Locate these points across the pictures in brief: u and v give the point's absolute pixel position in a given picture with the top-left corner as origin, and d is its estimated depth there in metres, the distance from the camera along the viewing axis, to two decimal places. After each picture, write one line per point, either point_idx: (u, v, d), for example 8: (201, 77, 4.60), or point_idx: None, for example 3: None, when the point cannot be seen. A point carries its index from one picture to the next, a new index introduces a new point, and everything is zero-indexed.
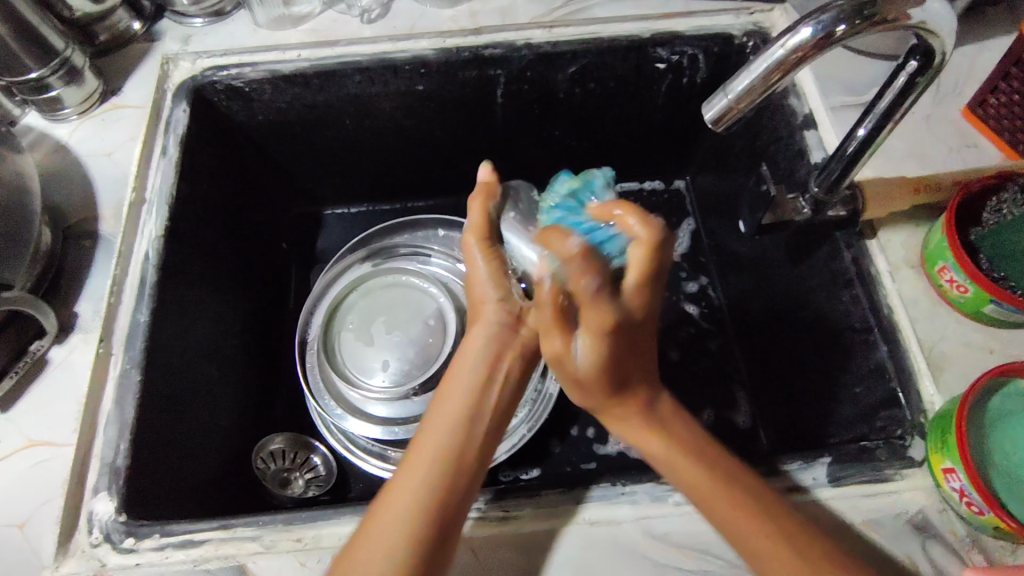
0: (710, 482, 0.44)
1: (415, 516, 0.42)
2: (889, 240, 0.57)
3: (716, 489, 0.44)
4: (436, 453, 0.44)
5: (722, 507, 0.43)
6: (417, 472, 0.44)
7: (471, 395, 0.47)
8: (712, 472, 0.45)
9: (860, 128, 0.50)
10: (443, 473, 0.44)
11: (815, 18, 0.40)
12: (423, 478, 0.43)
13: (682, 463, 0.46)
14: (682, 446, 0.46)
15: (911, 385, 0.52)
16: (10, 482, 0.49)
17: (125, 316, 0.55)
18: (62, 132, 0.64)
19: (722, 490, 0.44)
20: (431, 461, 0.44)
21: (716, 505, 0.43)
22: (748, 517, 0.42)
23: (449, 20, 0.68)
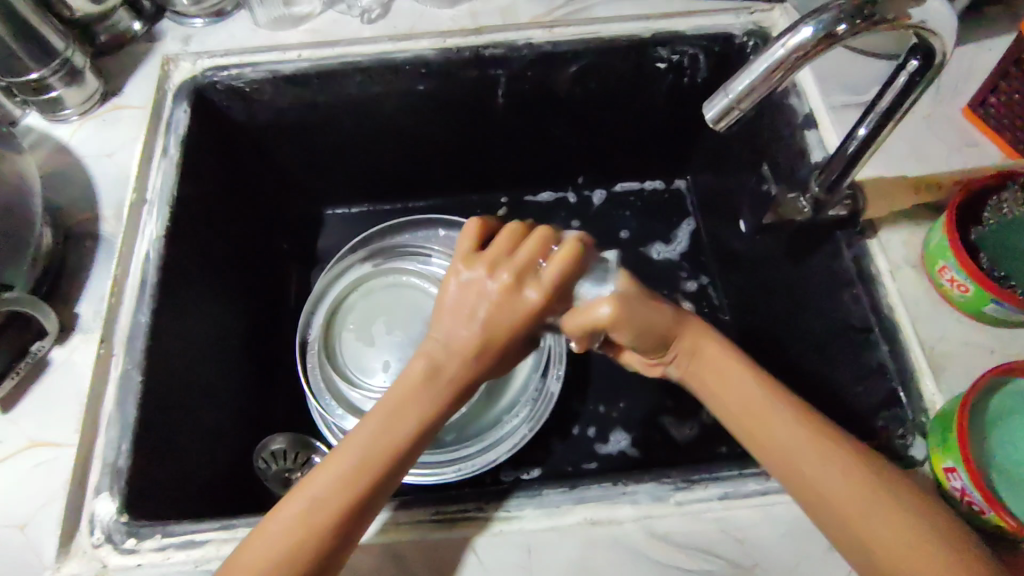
0: (787, 438, 0.44)
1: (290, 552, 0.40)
2: (889, 241, 0.57)
3: (786, 442, 0.44)
4: (300, 524, 0.41)
5: (795, 458, 0.43)
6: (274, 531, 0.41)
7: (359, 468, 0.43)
8: (763, 395, 0.46)
9: (861, 127, 0.50)
10: (332, 510, 0.41)
11: (815, 18, 0.40)
12: (324, 496, 0.42)
13: (762, 423, 0.45)
14: (728, 378, 0.47)
15: (912, 385, 0.52)
16: (12, 483, 0.49)
17: (126, 316, 0.55)
18: (63, 133, 0.64)
19: (767, 411, 0.45)
20: (341, 474, 0.42)
21: (767, 442, 0.44)
22: (816, 465, 0.42)
23: (450, 20, 0.68)
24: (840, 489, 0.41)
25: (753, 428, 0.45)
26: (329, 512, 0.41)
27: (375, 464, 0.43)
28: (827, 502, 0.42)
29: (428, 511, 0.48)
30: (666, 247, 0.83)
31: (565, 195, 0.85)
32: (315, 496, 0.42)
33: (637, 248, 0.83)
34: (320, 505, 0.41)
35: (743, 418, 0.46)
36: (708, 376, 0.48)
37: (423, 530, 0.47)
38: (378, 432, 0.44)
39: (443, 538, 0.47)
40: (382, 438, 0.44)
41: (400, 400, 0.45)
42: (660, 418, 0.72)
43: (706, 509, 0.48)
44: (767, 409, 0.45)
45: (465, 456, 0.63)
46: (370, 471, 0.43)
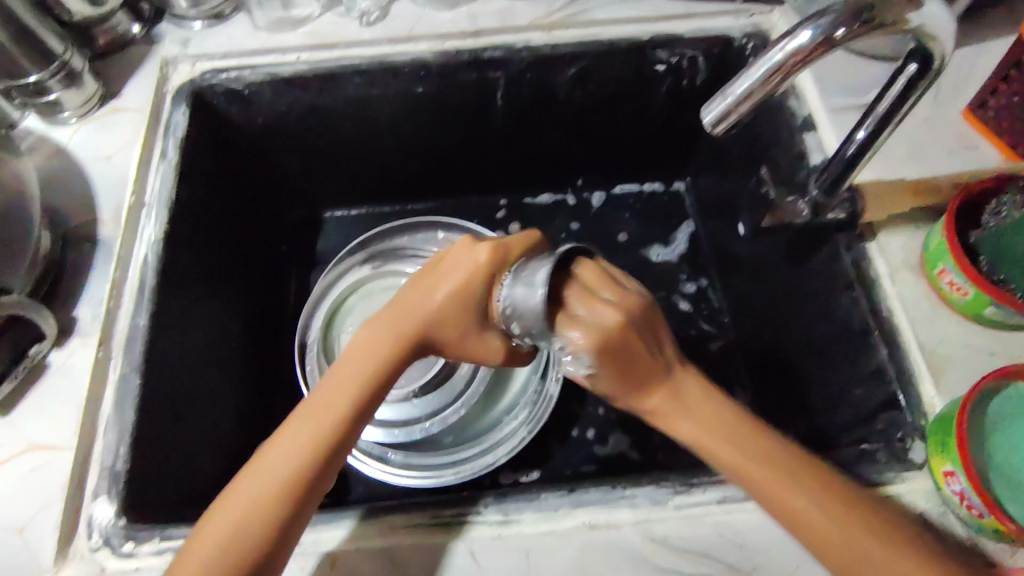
0: (735, 456, 0.42)
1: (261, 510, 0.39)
2: (889, 243, 0.57)
3: (752, 467, 0.41)
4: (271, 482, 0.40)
5: (767, 485, 0.41)
6: (242, 494, 0.39)
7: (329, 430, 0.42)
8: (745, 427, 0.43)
9: (859, 131, 0.50)
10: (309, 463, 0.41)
11: (813, 22, 0.40)
12: (265, 482, 0.40)
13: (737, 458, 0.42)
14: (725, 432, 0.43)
15: (911, 388, 0.52)
16: (9, 486, 0.49)
17: (124, 320, 0.55)
18: (61, 135, 0.64)
19: (764, 450, 0.41)
20: (290, 462, 0.40)
21: (732, 463, 0.42)
22: (768, 486, 0.41)
23: (449, 22, 0.68)
24: (790, 499, 0.40)
25: (716, 448, 0.43)
26: (272, 500, 0.39)
27: (321, 443, 0.41)
28: (782, 507, 0.40)
29: (426, 514, 0.48)
30: (665, 249, 0.83)
31: (564, 197, 0.85)
32: (253, 487, 0.40)
33: (636, 250, 0.83)
34: (259, 495, 0.39)
35: (729, 455, 0.42)
36: (669, 409, 0.44)
37: (421, 534, 0.47)
38: (336, 412, 0.42)
39: (442, 542, 0.47)
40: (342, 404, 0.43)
41: (360, 356, 0.44)
42: None
43: (705, 512, 0.47)
44: (725, 429, 0.43)
45: (464, 459, 0.63)
46: (312, 457, 0.41)
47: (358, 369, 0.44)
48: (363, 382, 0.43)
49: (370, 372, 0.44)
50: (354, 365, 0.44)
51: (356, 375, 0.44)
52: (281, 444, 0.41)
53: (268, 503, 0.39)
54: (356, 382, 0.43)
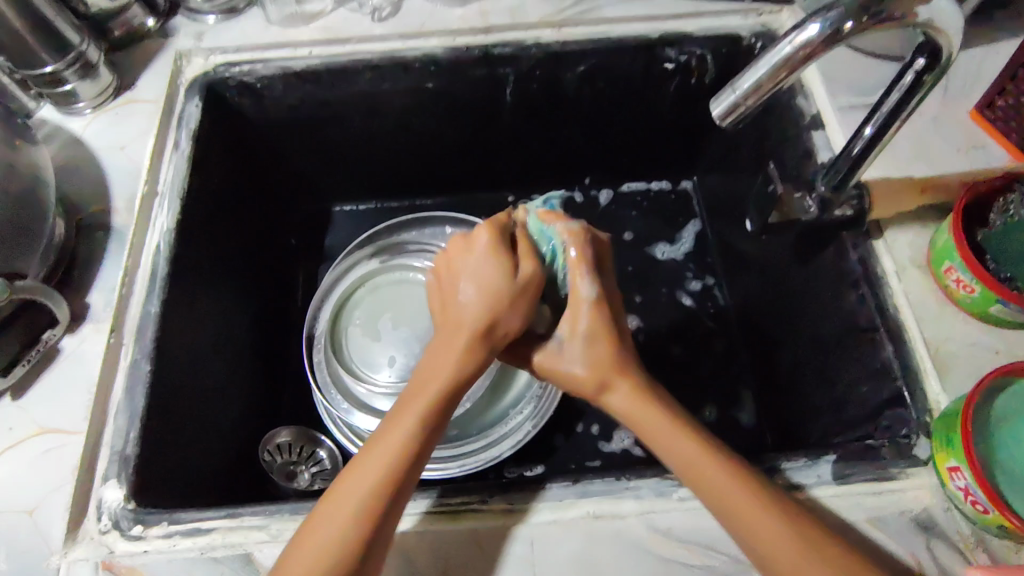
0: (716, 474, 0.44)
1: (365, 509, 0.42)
2: (895, 240, 0.57)
3: (724, 485, 0.44)
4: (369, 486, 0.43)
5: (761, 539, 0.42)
6: (346, 501, 0.42)
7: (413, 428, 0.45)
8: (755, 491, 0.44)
9: (867, 127, 0.50)
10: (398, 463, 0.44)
11: (822, 15, 0.40)
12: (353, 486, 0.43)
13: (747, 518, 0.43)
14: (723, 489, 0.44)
15: (916, 385, 0.52)
16: (21, 468, 0.50)
17: (136, 306, 0.56)
18: (76, 126, 0.65)
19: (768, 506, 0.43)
20: (382, 469, 0.43)
21: (712, 487, 0.44)
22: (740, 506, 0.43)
23: (460, 19, 0.69)
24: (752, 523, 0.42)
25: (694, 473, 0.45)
26: (374, 501, 0.42)
27: (400, 443, 0.44)
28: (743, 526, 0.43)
29: (433, 502, 0.48)
30: (670, 247, 0.83)
31: (571, 195, 0.86)
32: (357, 485, 0.43)
33: (642, 248, 0.83)
34: (350, 498, 0.42)
35: (730, 507, 0.43)
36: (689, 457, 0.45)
37: (427, 521, 0.47)
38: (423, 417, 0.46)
39: (446, 529, 0.47)
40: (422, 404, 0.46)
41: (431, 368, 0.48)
42: None
43: None
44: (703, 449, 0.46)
45: (470, 452, 0.64)
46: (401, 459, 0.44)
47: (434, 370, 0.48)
48: (437, 377, 0.47)
49: (440, 361, 0.48)
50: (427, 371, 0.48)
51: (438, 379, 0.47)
52: (363, 460, 0.44)
53: (358, 507, 0.42)
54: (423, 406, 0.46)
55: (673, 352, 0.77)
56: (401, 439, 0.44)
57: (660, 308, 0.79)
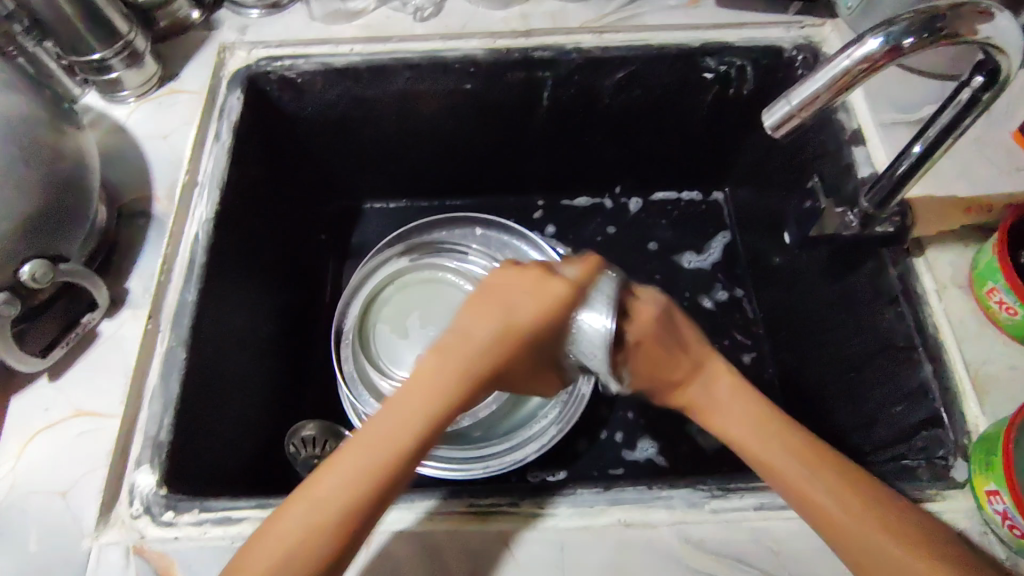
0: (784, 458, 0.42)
1: (312, 538, 0.38)
2: (937, 259, 0.56)
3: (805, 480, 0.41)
4: (318, 512, 0.39)
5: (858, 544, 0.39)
6: (288, 520, 0.39)
7: (372, 470, 0.39)
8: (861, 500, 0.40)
9: (916, 145, 0.49)
10: (352, 496, 0.39)
11: (883, 30, 0.40)
12: (331, 500, 0.39)
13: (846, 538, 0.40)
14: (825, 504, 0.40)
15: (954, 407, 0.51)
16: (56, 449, 0.50)
17: (174, 295, 0.56)
18: (119, 114, 0.65)
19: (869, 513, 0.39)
20: (330, 497, 0.39)
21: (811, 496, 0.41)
22: (825, 489, 0.41)
23: (501, 21, 0.69)
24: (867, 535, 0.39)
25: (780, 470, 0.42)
26: (323, 535, 0.38)
27: (381, 470, 0.39)
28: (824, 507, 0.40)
29: (462, 502, 0.48)
30: (697, 256, 0.83)
31: (601, 201, 0.86)
32: (322, 499, 0.39)
33: (669, 257, 0.83)
34: (321, 510, 0.38)
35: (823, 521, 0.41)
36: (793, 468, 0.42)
37: (455, 521, 0.47)
38: (390, 444, 0.40)
39: (476, 530, 0.47)
40: (394, 439, 0.40)
41: (424, 384, 0.41)
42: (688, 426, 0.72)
43: (742, 518, 0.47)
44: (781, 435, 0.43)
45: (494, 454, 0.64)
46: (364, 490, 0.39)
47: (414, 402, 0.41)
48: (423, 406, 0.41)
49: (425, 414, 0.41)
50: (409, 401, 0.41)
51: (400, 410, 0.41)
52: (327, 477, 0.40)
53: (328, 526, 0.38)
54: (402, 434, 0.40)
55: None
56: (371, 480, 0.39)
57: (686, 317, 0.79)
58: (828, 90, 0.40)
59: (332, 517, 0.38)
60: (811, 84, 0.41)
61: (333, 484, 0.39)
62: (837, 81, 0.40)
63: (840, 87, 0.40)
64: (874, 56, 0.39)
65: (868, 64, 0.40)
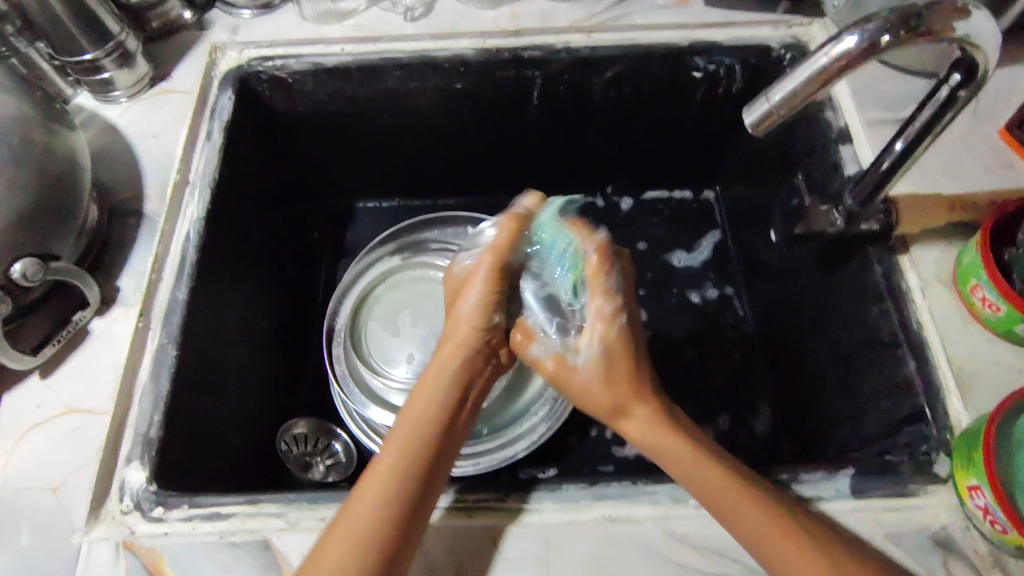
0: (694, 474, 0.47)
1: (370, 522, 0.42)
2: (921, 257, 0.57)
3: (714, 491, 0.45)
4: (373, 502, 0.43)
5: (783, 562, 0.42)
6: (352, 519, 0.42)
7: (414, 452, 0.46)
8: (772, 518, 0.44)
9: (897, 142, 0.50)
10: (396, 474, 0.44)
11: (861, 27, 0.40)
12: (383, 482, 0.44)
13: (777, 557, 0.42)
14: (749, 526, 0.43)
15: (938, 402, 0.52)
16: (47, 446, 0.51)
17: (164, 293, 0.56)
18: (111, 114, 0.66)
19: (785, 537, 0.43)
20: (379, 485, 0.44)
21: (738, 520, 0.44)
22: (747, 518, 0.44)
23: (491, 21, 0.70)
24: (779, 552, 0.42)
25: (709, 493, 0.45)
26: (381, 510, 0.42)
27: (414, 451, 0.46)
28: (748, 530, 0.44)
29: (448, 498, 0.49)
30: (687, 255, 0.84)
31: (593, 200, 0.86)
32: (374, 497, 0.43)
33: (660, 256, 0.83)
34: (381, 498, 0.43)
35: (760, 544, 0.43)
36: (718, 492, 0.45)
37: (442, 516, 0.48)
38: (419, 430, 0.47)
39: (463, 525, 0.48)
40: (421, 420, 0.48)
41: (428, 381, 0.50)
42: None
43: None
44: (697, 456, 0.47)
45: (484, 450, 0.65)
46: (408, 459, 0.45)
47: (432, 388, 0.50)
48: (438, 389, 0.49)
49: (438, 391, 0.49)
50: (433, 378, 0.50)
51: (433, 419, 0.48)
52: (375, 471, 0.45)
53: (381, 509, 0.43)
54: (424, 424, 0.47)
55: (687, 357, 0.77)
56: (410, 452, 0.45)
57: (676, 315, 0.79)
58: (805, 87, 0.41)
59: (387, 493, 0.43)
60: (788, 84, 0.41)
61: (384, 468, 0.45)
62: (814, 79, 0.40)
63: (817, 85, 0.41)
64: (853, 54, 0.40)
65: (846, 61, 0.40)
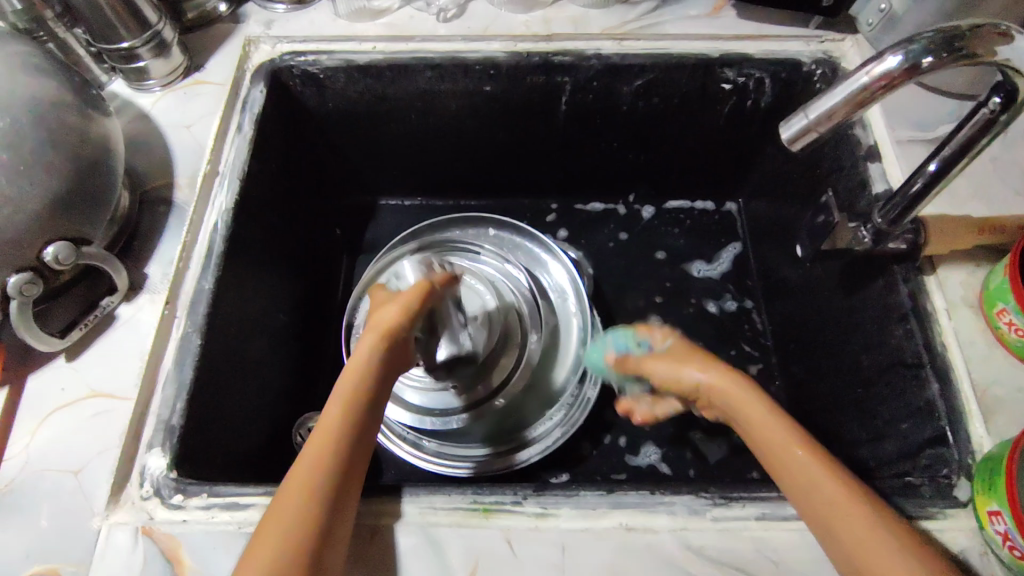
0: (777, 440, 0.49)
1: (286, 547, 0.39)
2: (948, 278, 0.56)
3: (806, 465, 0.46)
4: (284, 527, 0.40)
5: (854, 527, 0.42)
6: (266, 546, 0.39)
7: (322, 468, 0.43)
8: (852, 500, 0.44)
9: (931, 162, 0.49)
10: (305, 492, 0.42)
11: (904, 48, 0.40)
12: (293, 506, 0.41)
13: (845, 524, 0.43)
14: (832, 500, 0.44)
15: (960, 425, 0.51)
16: (71, 428, 0.51)
17: (190, 282, 0.57)
18: (145, 102, 0.67)
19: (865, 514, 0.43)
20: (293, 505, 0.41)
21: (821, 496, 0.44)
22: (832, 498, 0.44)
23: (523, 25, 0.70)
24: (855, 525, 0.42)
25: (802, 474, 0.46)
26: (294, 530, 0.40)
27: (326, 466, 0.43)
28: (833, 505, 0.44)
29: (466, 499, 0.49)
30: (707, 266, 0.84)
31: (614, 207, 0.86)
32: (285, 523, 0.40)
33: (679, 266, 0.83)
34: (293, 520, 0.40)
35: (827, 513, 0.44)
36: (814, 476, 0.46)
37: (459, 516, 0.48)
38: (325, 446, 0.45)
39: (479, 527, 0.48)
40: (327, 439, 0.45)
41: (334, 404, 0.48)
42: (690, 433, 0.72)
43: (743, 527, 0.47)
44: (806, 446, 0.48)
45: (498, 453, 0.67)
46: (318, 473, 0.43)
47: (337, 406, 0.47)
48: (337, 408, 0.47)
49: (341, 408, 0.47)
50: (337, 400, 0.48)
51: (347, 437, 0.46)
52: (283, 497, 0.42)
53: (298, 530, 0.40)
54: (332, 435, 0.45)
55: None
56: (319, 470, 0.43)
57: (693, 327, 0.79)
58: (844, 105, 0.40)
59: (300, 514, 0.41)
60: (827, 101, 0.41)
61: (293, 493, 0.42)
62: (852, 97, 0.40)
63: (854, 104, 0.40)
64: (894, 74, 0.40)
65: (886, 80, 0.40)
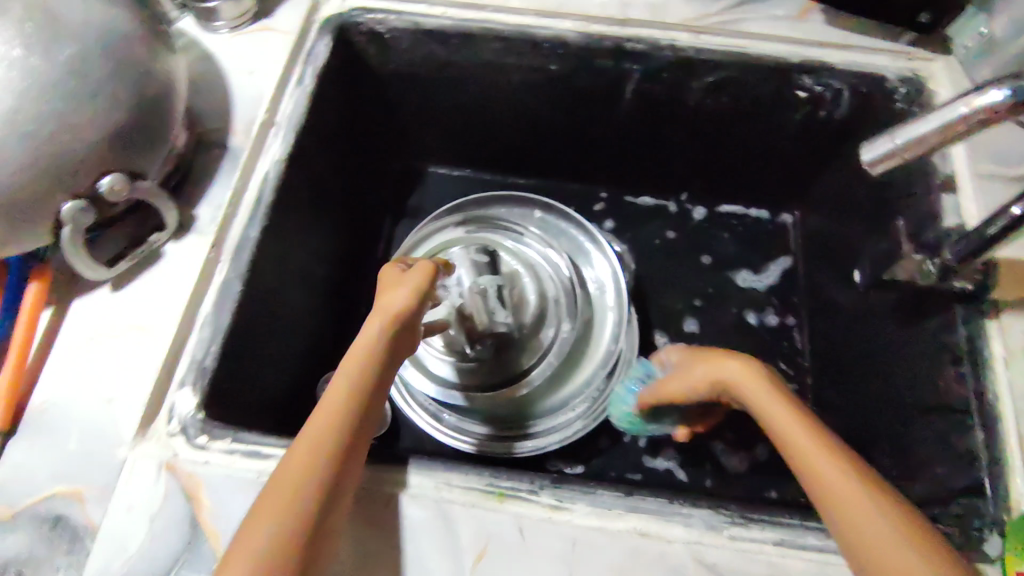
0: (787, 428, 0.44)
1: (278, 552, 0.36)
2: (1010, 325, 0.53)
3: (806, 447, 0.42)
4: (276, 531, 0.37)
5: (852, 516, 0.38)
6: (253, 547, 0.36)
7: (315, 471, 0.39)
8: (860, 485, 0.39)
9: (1015, 207, 0.46)
10: (293, 499, 0.38)
11: (1011, 82, 0.38)
12: (284, 509, 0.38)
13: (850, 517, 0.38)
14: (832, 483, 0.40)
15: (1001, 479, 0.49)
16: (110, 357, 0.52)
17: (238, 228, 0.57)
18: (212, 43, 0.67)
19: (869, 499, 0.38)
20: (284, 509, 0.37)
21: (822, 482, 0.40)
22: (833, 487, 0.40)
23: (598, 6, 0.67)
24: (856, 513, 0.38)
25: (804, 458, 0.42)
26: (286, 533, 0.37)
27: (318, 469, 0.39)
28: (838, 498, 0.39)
29: (482, 480, 0.49)
30: (753, 276, 0.81)
31: (665, 204, 0.84)
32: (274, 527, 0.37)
33: (723, 272, 0.81)
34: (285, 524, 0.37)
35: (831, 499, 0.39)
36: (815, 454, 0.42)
37: (473, 497, 0.48)
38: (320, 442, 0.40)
39: (492, 510, 0.47)
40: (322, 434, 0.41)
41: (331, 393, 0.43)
42: (712, 443, 0.71)
43: (759, 550, 0.46)
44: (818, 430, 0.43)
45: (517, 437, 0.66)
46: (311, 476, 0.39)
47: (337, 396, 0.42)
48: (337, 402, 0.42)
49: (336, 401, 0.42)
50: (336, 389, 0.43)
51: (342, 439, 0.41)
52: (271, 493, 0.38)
53: (289, 536, 0.37)
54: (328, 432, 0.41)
55: None
56: (314, 472, 0.39)
57: (730, 336, 0.78)
58: (938, 133, 0.38)
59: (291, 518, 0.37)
60: (920, 127, 0.38)
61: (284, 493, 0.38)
62: (950, 125, 0.38)
63: (948, 134, 0.38)
64: (997, 106, 0.37)
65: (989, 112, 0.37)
